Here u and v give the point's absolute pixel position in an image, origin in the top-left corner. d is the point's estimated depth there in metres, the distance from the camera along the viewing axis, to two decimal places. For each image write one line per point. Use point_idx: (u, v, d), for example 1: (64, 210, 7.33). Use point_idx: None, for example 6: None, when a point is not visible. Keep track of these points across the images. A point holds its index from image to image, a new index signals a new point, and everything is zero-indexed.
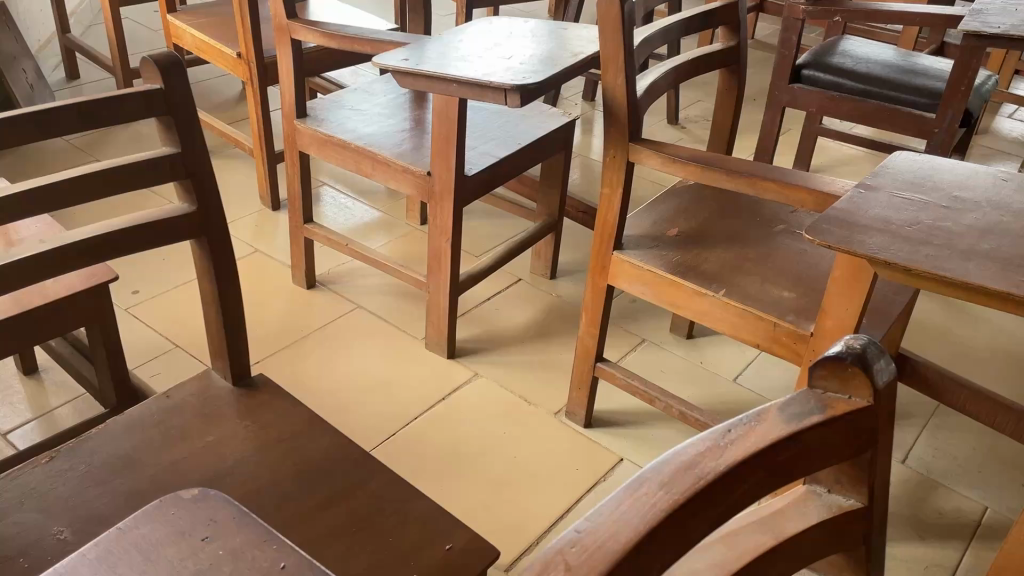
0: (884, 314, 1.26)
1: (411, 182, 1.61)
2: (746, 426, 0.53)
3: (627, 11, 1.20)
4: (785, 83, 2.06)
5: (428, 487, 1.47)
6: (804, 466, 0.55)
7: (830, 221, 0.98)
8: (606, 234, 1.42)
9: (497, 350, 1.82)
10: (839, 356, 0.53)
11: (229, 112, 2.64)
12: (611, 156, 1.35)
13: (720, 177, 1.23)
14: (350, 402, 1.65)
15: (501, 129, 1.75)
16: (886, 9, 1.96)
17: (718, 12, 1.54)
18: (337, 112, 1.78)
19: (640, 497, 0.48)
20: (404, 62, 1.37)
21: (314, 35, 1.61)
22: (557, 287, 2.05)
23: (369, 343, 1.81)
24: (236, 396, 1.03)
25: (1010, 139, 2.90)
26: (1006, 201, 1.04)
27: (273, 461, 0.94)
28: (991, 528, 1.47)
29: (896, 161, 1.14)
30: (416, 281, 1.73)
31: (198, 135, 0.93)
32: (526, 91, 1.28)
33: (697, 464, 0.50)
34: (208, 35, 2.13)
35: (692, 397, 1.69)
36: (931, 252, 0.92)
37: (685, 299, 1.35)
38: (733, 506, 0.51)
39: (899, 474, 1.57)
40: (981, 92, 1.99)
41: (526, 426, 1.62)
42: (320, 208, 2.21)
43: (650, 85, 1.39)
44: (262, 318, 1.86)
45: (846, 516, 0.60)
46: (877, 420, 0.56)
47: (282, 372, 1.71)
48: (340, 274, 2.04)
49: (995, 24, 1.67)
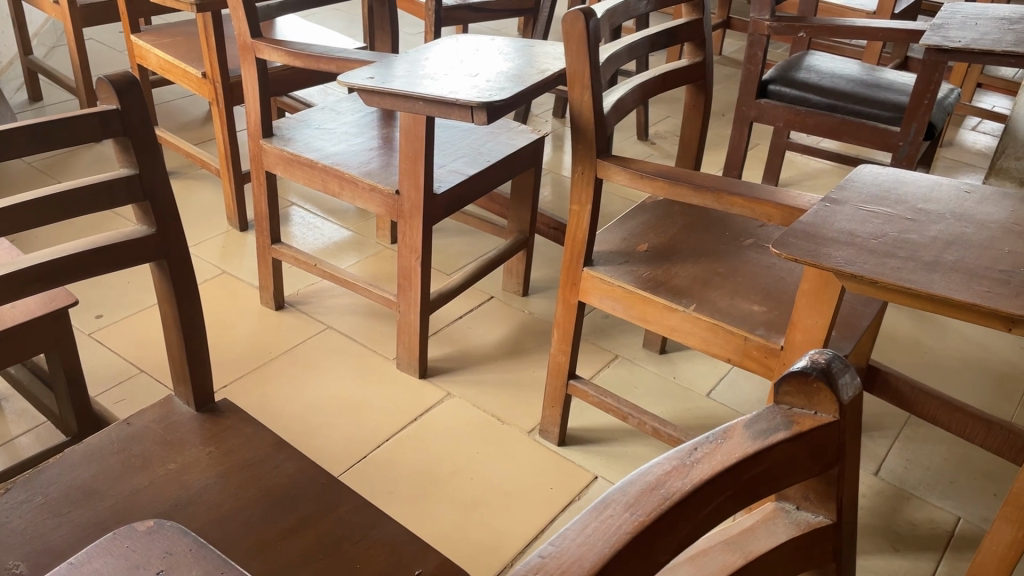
0: (853, 327, 1.27)
1: (379, 201, 1.59)
2: (712, 445, 0.52)
3: (592, 29, 1.21)
4: (752, 98, 2.07)
5: (401, 510, 1.44)
6: (771, 484, 0.54)
7: (796, 235, 0.98)
8: (575, 250, 1.41)
9: (470, 368, 1.81)
10: (804, 371, 0.53)
11: (196, 132, 2.62)
12: (579, 172, 1.35)
13: (687, 192, 1.24)
14: (319, 424, 1.62)
15: (470, 147, 1.74)
16: (848, 24, 1.99)
17: (683, 29, 1.55)
18: (303, 131, 1.77)
19: (604, 518, 0.47)
20: (370, 79, 1.37)
21: (278, 54, 1.60)
22: (529, 304, 2.04)
23: (341, 364, 1.79)
24: (199, 422, 1.01)
25: (974, 151, 2.95)
26: (969, 212, 1.05)
27: (236, 487, 0.92)
28: (964, 539, 1.47)
29: (861, 175, 1.14)
30: (386, 301, 1.71)
31: (156, 156, 0.91)
32: (493, 108, 1.27)
33: (663, 484, 0.49)
34: (173, 54, 2.11)
35: (665, 412, 1.69)
36: (897, 264, 0.93)
37: (655, 314, 1.34)
38: (701, 526, 0.50)
39: (872, 486, 1.57)
40: (943, 105, 2.01)
41: (499, 446, 1.60)
42: (289, 227, 2.19)
43: (616, 101, 1.39)
44: (229, 341, 1.83)
45: (815, 532, 0.59)
46: (844, 435, 0.55)
47: (250, 396, 1.68)
48: (310, 295, 2.01)
49: (956, 38, 1.69)
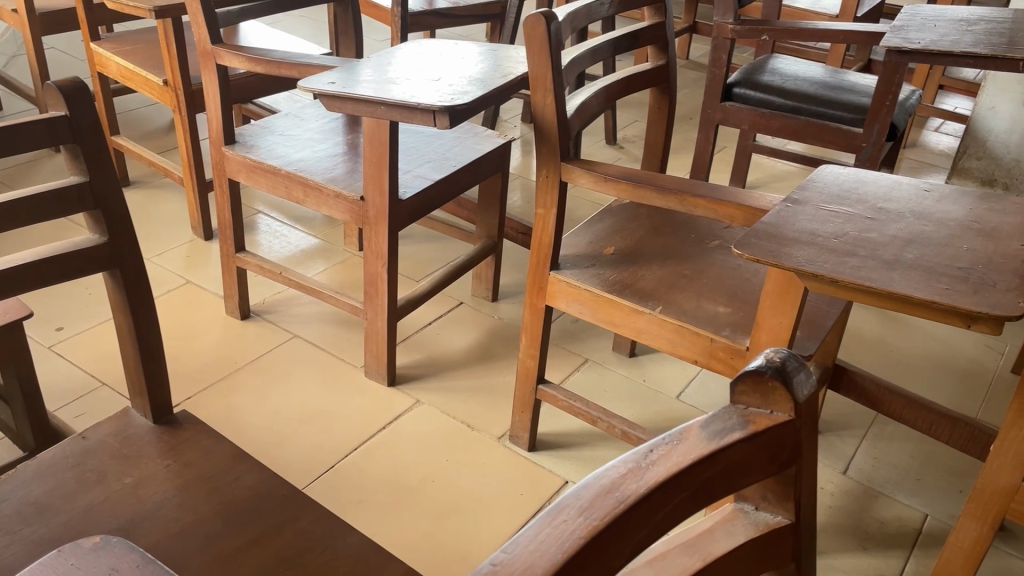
0: (818, 326, 1.27)
1: (344, 208, 1.58)
2: (667, 446, 0.51)
3: (553, 33, 1.21)
4: (717, 102, 2.09)
5: (369, 520, 1.43)
6: (727, 485, 0.54)
7: (758, 235, 0.98)
8: (542, 254, 1.40)
9: (439, 375, 1.79)
10: (759, 370, 0.52)
11: (159, 140, 2.59)
12: (544, 176, 1.34)
13: (651, 194, 1.23)
14: (286, 434, 1.60)
15: (436, 152, 1.73)
16: (810, 27, 2.01)
17: (646, 31, 1.55)
18: (266, 138, 1.75)
19: (558, 523, 0.46)
20: (330, 84, 1.36)
21: (239, 60, 1.58)
22: (499, 310, 2.03)
23: (308, 374, 1.77)
24: (156, 434, 0.98)
25: (936, 151, 2.99)
26: (928, 210, 1.06)
27: (194, 502, 0.90)
28: (932, 536, 1.48)
29: (822, 175, 1.15)
30: (352, 308, 1.70)
31: (107, 164, 0.89)
32: (455, 112, 1.26)
33: (618, 487, 0.48)
34: (134, 62, 2.08)
35: (635, 416, 1.69)
36: (857, 262, 0.93)
37: (621, 317, 1.34)
38: (657, 528, 0.50)
39: (840, 485, 1.58)
40: (906, 106, 2.03)
41: (469, 453, 1.59)
42: (255, 236, 2.16)
43: (580, 104, 1.38)
44: (194, 352, 1.80)
45: (774, 533, 0.58)
46: (800, 434, 0.55)
47: (214, 408, 1.65)
48: (276, 304, 1.99)
49: (915, 40, 1.71)
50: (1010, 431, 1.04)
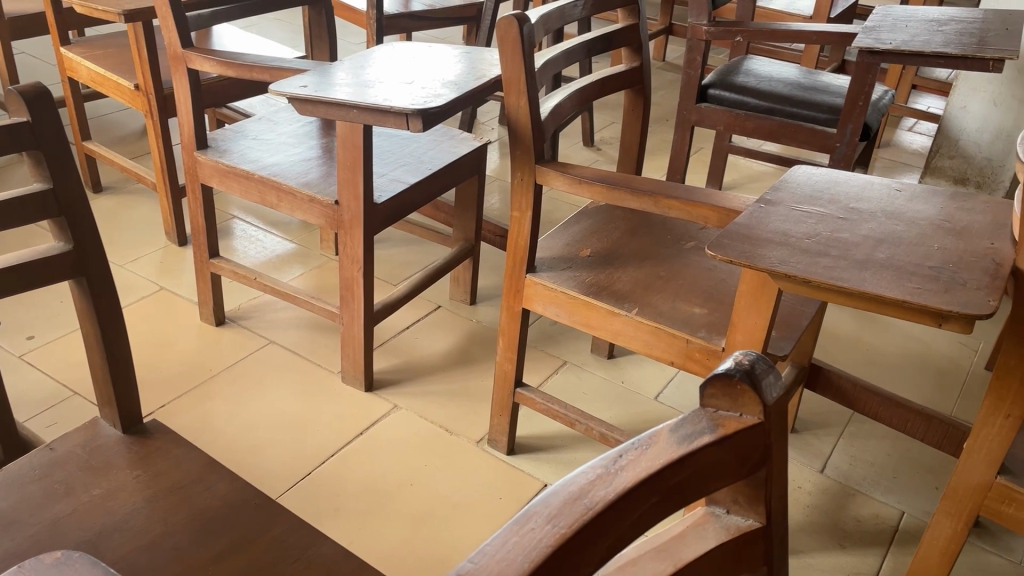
0: (793, 326, 1.27)
1: (319, 213, 1.57)
2: (637, 451, 0.51)
3: (526, 35, 1.20)
4: (692, 103, 2.10)
5: (347, 527, 1.42)
6: (696, 489, 0.53)
7: (732, 236, 0.98)
8: (518, 257, 1.40)
9: (417, 380, 1.78)
10: (728, 373, 0.52)
11: (132, 145, 2.56)
12: (519, 178, 1.34)
13: (626, 196, 1.23)
14: (262, 442, 1.58)
15: (411, 155, 1.72)
16: (784, 28, 2.02)
17: (620, 33, 1.55)
18: (239, 142, 1.73)
19: (525, 532, 0.45)
20: (302, 88, 1.35)
21: (211, 64, 1.56)
22: (477, 313, 2.03)
23: (284, 380, 1.75)
24: (125, 445, 0.97)
25: (911, 150, 3.02)
26: (900, 210, 1.07)
27: (164, 513, 0.88)
28: (908, 533, 1.49)
29: (795, 176, 1.15)
30: (328, 313, 1.68)
31: (72, 170, 0.87)
32: (428, 115, 1.26)
33: (586, 494, 0.48)
34: (105, 66, 2.05)
35: (614, 418, 1.69)
36: (829, 263, 0.93)
37: (598, 320, 1.34)
38: (626, 534, 0.49)
39: (817, 484, 1.59)
40: (879, 106, 2.05)
41: (447, 457, 1.58)
42: (230, 241, 2.14)
43: (554, 107, 1.38)
44: (168, 359, 1.78)
45: (745, 536, 0.58)
46: (770, 437, 0.55)
47: (188, 416, 1.63)
48: (251, 310, 1.97)
49: (887, 40, 1.72)
50: (983, 428, 1.05)
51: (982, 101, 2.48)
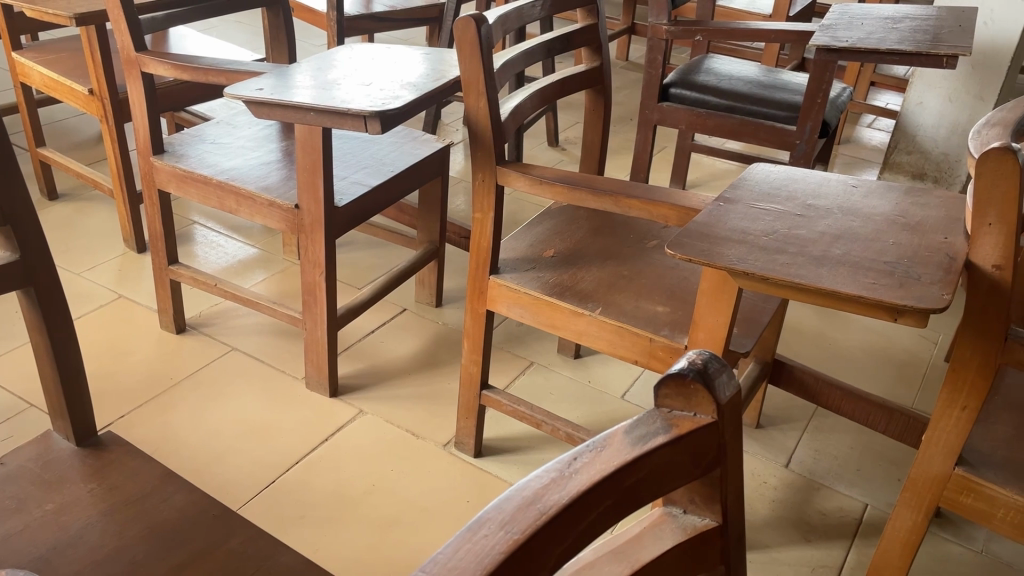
0: (754, 323, 1.28)
1: (278, 217, 1.55)
2: (592, 453, 0.50)
3: (484, 36, 1.20)
4: (654, 102, 2.11)
5: (313, 535, 1.40)
6: (652, 490, 0.53)
7: (691, 234, 0.98)
8: (481, 259, 1.39)
9: (383, 384, 1.77)
10: (681, 373, 0.52)
11: (88, 151, 2.51)
12: (480, 179, 1.33)
13: (586, 196, 1.23)
14: (225, 451, 1.56)
15: (372, 157, 1.71)
16: (743, 27, 2.04)
17: (579, 33, 1.55)
18: (196, 147, 1.71)
19: (477, 539, 0.44)
20: (258, 91, 1.33)
21: (165, 68, 1.54)
22: (443, 315, 2.02)
23: (247, 387, 1.73)
24: (80, 458, 0.93)
25: (870, 147, 3.06)
26: (855, 206, 1.08)
27: (119, 527, 0.86)
28: (872, 525, 1.50)
29: (753, 173, 1.16)
30: (291, 319, 1.66)
31: (16, 176, 0.85)
32: (386, 117, 1.24)
33: (540, 498, 0.47)
34: (58, 71, 2.01)
35: (581, 417, 1.69)
36: (787, 259, 0.94)
37: (562, 320, 1.33)
38: (581, 538, 0.49)
39: (782, 479, 1.60)
40: (837, 103, 2.07)
41: (414, 461, 1.57)
42: (190, 247, 2.11)
43: (514, 107, 1.38)
44: (128, 368, 1.75)
45: (702, 536, 0.58)
46: (724, 436, 0.55)
47: (148, 426, 1.60)
48: (213, 316, 1.95)
49: (844, 38, 1.74)
50: (941, 421, 1.06)
51: (938, 97, 2.52)
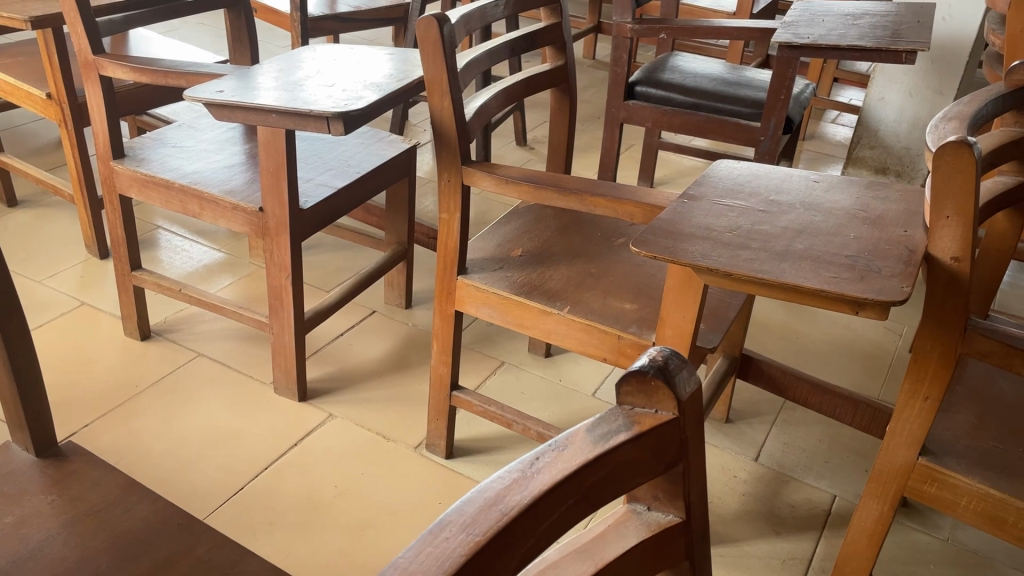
0: (720, 318, 1.29)
1: (243, 220, 1.53)
2: (553, 452, 0.50)
3: (447, 35, 1.19)
4: (620, 100, 2.12)
5: (284, 541, 1.38)
6: (615, 487, 0.53)
7: (656, 231, 0.99)
8: (448, 259, 1.39)
9: (352, 388, 1.76)
10: (642, 370, 0.52)
11: (48, 157, 2.47)
12: (446, 179, 1.32)
13: (552, 195, 1.23)
14: (193, 458, 1.54)
15: (338, 159, 1.70)
16: (707, 25, 2.05)
17: (543, 32, 1.55)
18: (158, 150, 1.68)
19: (438, 542, 0.44)
20: (218, 93, 1.31)
21: (123, 71, 1.52)
22: (413, 317, 2.01)
23: (214, 393, 1.71)
24: (39, 469, 0.91)
25: (834, 142, 3.11)
26: (818, 201, 1.09)
27: (81, 539, 0.84)
28: (840, 516, 1.52)
29: (717, 170, 1.16)
30: (258, 323, 1.65)
31: None
32: (349, 118, 1.23)
33: (502, 499, 0.47)
34: (14, 76, 1.97)
35: (553, 416, 1.69)
36: (750, 255, 0.95)
37: (530, 319, 1.33)
38: (543, 538, 0.49)
39: (752, 473, 1.61)
40: (800, 100, 2.09)
41: (385, 465, 1.56)
42: (155, 252, 2.08)
43: (478, 107, 1.37)
44: (93, 377, 1.72)
45: (666, 532, 0.58)
46: (685, 432, 0.55)
47: (113, 436, 1.57)
48: (178, 322, 1.92)
49: (805, 35, 1.76)
50: (904, 411, 1.07)
51: (899, 92, 2.55)
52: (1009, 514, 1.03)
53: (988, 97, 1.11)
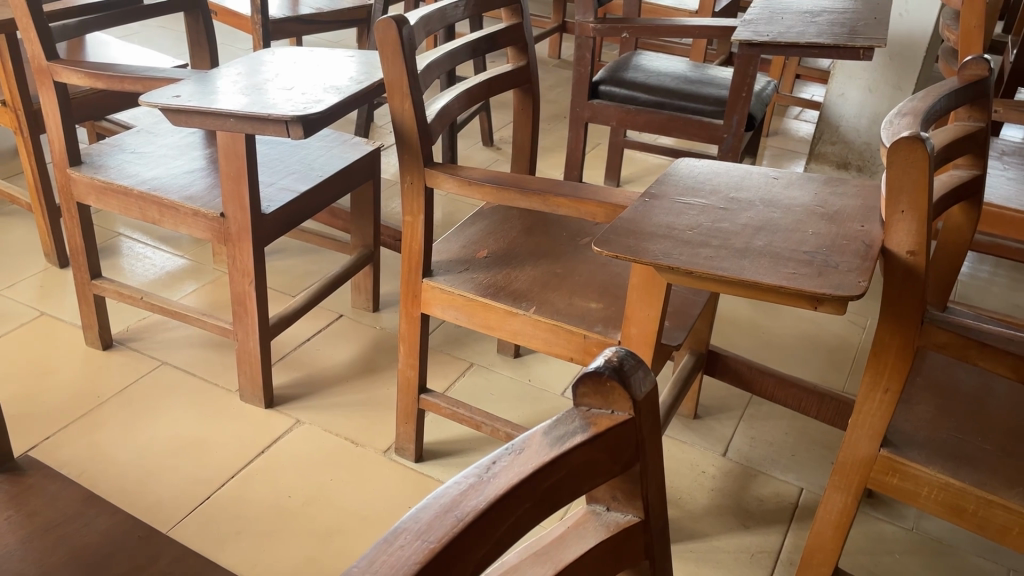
0: (685, 316, 1.30)
1: (204, 226, 1.51)
2: (510, 457, 0.50)
3: (406, 37, 1.19)
4: (584, 100, 2.13)
5: (252, 551, 1.37)
6: (572, 489, 0.53)
7: (618, 231, 0.99)
8: (413, 261, 1.38)
9: (320, 393, 1.74)
10: (597, 371, 0.52)
11: (3, 166, 2.42)
12: (409, 182, 1.32)
13: (515, 196, 1.23)
14: (157, 469, 1.52)
15: (301, 163, 1.68)
16: (669, 24, 2.06)
17: (503, 34, 1.54)
18: (116, 156, 1.66)
19: (393, 550, 0.43)
20: (175, 98, 1.29)
21: (78, 76, 1.50)
22: (381, 320, 2.00)
23: (178, 402, 1.68)
24: None
25: (798, 138, 3.14)
26: (776, 198, 1.10)
27: (39, 554, 0.81)
28: (807, 508, 1.54)
29: (678, 169, 1.17)
30: (222, 330, 1.63)
31: None
32: (308, 122, 1.23)
33: (457, 506, 0.46)
34: None
35: (522, 416, 1.69)
36: (710, 252, 0.95)
37: (497, 320, 1.33)
38: (501, 542, 0.48)
39: (720, 468, 1.62)
40: (762, 97, 2.11)
41: (354, 469, 1.55)
42: (116, 260, 2.05)
43: (441, 109, 1.36)
44: (53, 389, 1.69)
45: (625, 532, 0.58)
46: (641, 432, 0.55)
47: (75, 448, 1.55)
48: (141, 331, 1.89)
49: (764, 32, 1.77)
50: (865, 404, 1.09)
51: (859, 89, 2.59)
52: (969, 502, 1.05)
53: (943, 92, 1.13)
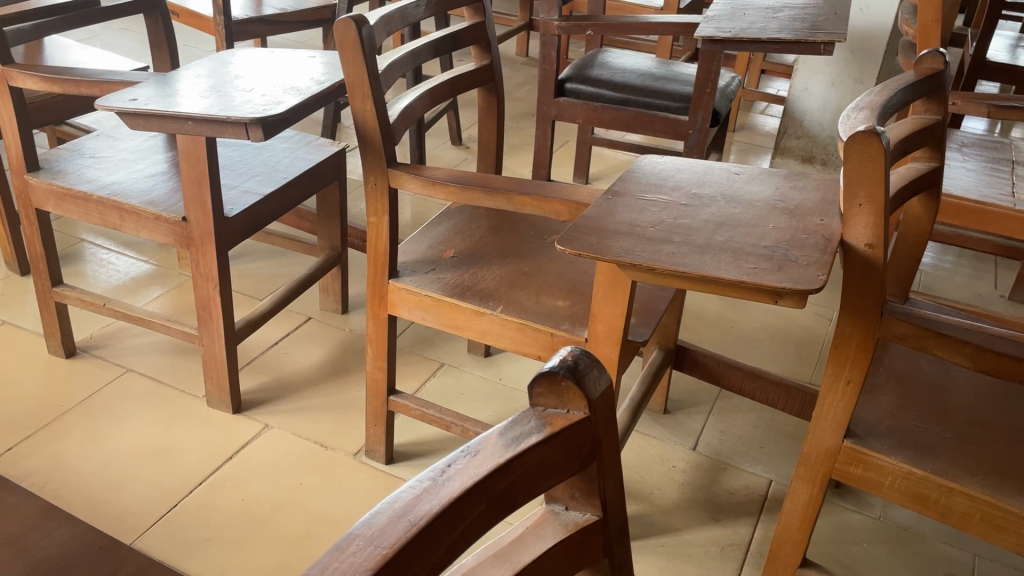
0: (651, 312, 1.30)
1: (166, 231, 1.49)
2: (465, 459, 0.50)
3: (366, 37, 1.18)
4: (550, 98, 2.14)
5: (220, 558, 1.35)
6: (528, 489, 0.53)
7: (580, 229, 0.99)
8: (379, 262, 1.37)
9: (289, 397, 1.73)
10: (552, 370, 0.51)
11: None
12: (372, 183, 1.31)
13: (479, 195, 1.23)
14: (123, 477, 1.50)
15: (264, 165, 1.67)
16: (633, 21, 2.06)
17: (465, 32, 1.54)
18: (75, 161, 1.63)
19: (345, 557, 0.43)
20: (132, 101, 1.27)
21: (34, 81, 1.47)
22: (350, 322, 1.99)
23: (144, 410, 1.66)
24: None
25: (764, 132, 3.17)
26: (737, 193, 1.11)
27: None
28: (776, 500, 1.55)
29: (641, 166, 1.17)
30: (187, 335, 1.61)
31: None
32: (268, 123, 1.21)
33: (411, 510, 0.46)
34: None
35: (493, 415, 1.69)
36: (672, 249, 0.95)
37: (464, 320, 1.33)
38: (457, 544, 0.48)
39: (690, 461, 1.63)
40: (727, 92, 2.12)
41: (323, 473, 1.54)
42: (80, 266, 2.02)
43: (403, 109, 1.35)
44: (15, 399, 1.66)
45: (584, 531, 0.59)
46: (597, 430, 0.55)
47: (38, 458, 1.52)
48: (104, 338, 1.87)
49: (727, 28, 1.78)
50: (830, 395, 1.10)
51: (821, 83, 2.62)
52: (931, 491, 1.07)
53: (898, 86, 1.14)
